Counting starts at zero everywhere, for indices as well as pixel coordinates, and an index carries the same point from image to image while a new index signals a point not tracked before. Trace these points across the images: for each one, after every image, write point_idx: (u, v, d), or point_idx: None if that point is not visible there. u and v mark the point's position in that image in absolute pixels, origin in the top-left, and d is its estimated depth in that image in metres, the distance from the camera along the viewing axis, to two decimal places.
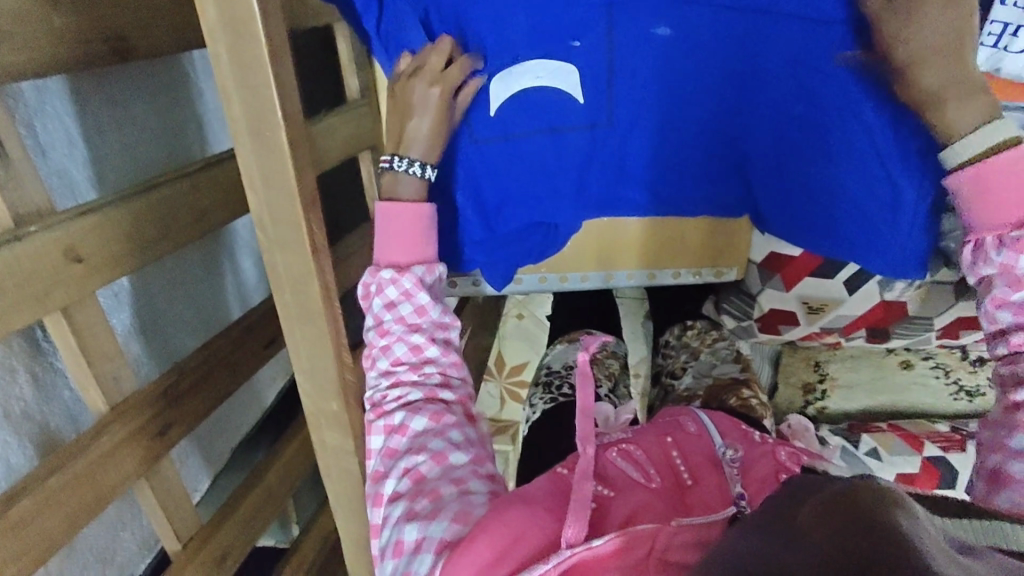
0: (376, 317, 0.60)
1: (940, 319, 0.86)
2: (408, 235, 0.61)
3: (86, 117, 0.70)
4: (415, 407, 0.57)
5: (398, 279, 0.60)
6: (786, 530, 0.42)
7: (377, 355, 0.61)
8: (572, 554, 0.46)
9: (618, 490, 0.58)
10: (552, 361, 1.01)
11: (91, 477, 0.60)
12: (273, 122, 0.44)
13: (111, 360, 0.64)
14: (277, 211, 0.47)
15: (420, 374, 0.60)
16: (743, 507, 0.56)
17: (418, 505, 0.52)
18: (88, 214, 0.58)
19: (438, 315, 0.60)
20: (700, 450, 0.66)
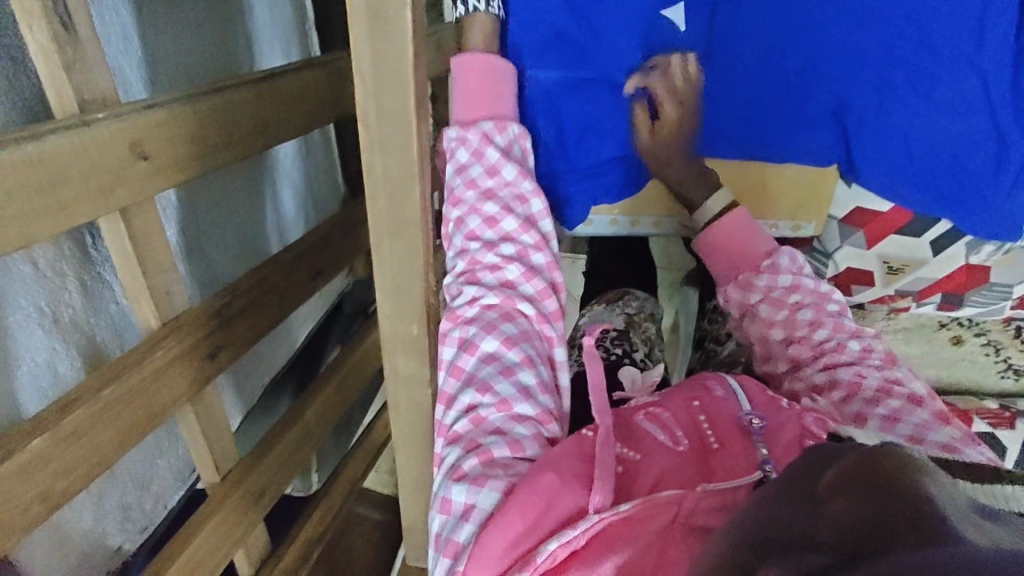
0: (449, 183, 0.60)
1: (1018, 289, 0.89)
2: (481, 88, 0.61)
3: (143, 13, 0.65)
4: (492, 324, 0.55)
5: (467, 138, 0.60)
6: (805, 501, 0.40)
7: (452, 231, 0.60)
8: (598, 521, 0.45)
9: (644, 453, 0.54)
10: (587, 321, 0.99)
11: (142, 394, 0.56)
12: (396, 1, 0.40)
13: (166, 274, 0.60)
14: (386, 106, 0.43)
15: (497, 258, 0.58)
16: (768, 473, 0.50)
17: (467, 464, 0.51)
18: (153, 109, 0.54)
19: (512, 175, 0.60)
20: (726, 412, 0.58)
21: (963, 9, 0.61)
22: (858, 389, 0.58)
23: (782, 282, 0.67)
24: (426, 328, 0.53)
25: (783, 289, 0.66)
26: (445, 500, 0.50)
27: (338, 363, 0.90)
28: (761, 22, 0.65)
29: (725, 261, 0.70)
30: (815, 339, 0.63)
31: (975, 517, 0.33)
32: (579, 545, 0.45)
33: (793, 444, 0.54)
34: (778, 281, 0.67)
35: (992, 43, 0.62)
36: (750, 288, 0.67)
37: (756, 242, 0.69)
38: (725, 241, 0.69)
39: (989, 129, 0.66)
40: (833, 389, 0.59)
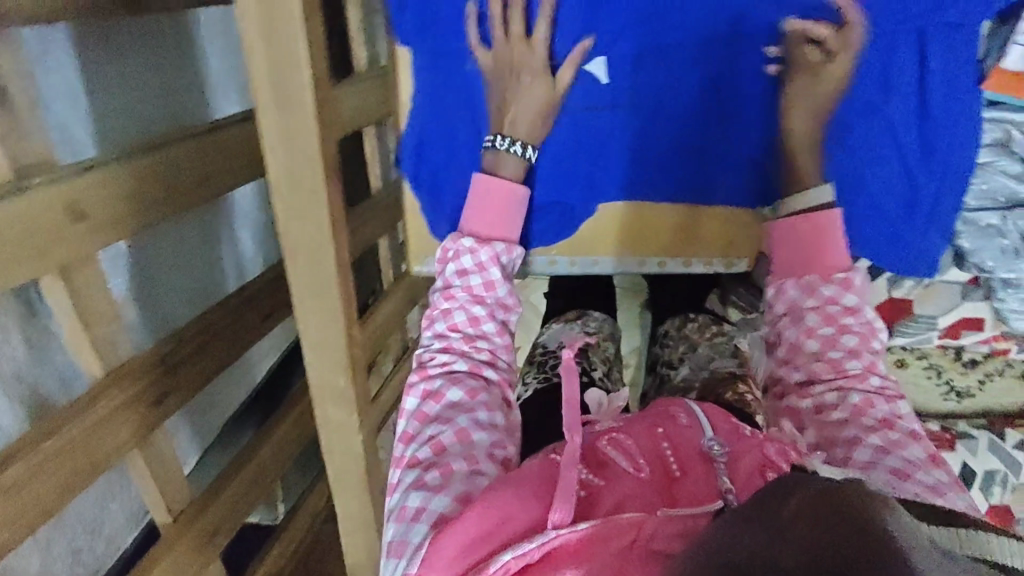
0: (447, 281, 0.67)
1: (944, 318, 0.90)
2: (496, 206, 0.68)
3: (89, 72, 0.67)
4: (456, 379, 0.62)
5: (476, 250, 0.67)
6: (770, 518, 0.41)
7: (436, 318, 0.66)
8: (554, 536, 0.48)
9: (607, 478, 0.57)
10: (547, 338, 1.04)
11: (85, 445, 0.58)
12: (298, 82, 0.43)
13: (109, 325, 0.62)
14: (297, 176, 0.46)
15: (472, 343, 0.65)
16: (729, 502, 0.53)
17: (427, 476, 0.56)
18: (92, 170, 0.56)
19: (503, 293, 0.67)
20: (691, 443, 0.60)
21: (865, 65, 0.66)
22: (865, 410, 0.60)
23: (846, 300, 0.65)
24: (354, 378, 0.55)
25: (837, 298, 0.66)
26: (403, 508, 0.55)
27: (295, 399, 0.92)
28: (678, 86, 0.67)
29: (792, 261, 0.68)
30: (840, 361, 0.63)
31: (939, 556, 0.35)
32: (534, 558, 0.48)
33: (754, 475, 0.55)
34: (843, 299, 0.65)
35: (896, 94, 0.67)
36: (813, 292, 0.66)
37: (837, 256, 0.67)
38: (807, 237, 0.67)
39: (899, 173, 0.70)
40: (837, 408, 0.61)
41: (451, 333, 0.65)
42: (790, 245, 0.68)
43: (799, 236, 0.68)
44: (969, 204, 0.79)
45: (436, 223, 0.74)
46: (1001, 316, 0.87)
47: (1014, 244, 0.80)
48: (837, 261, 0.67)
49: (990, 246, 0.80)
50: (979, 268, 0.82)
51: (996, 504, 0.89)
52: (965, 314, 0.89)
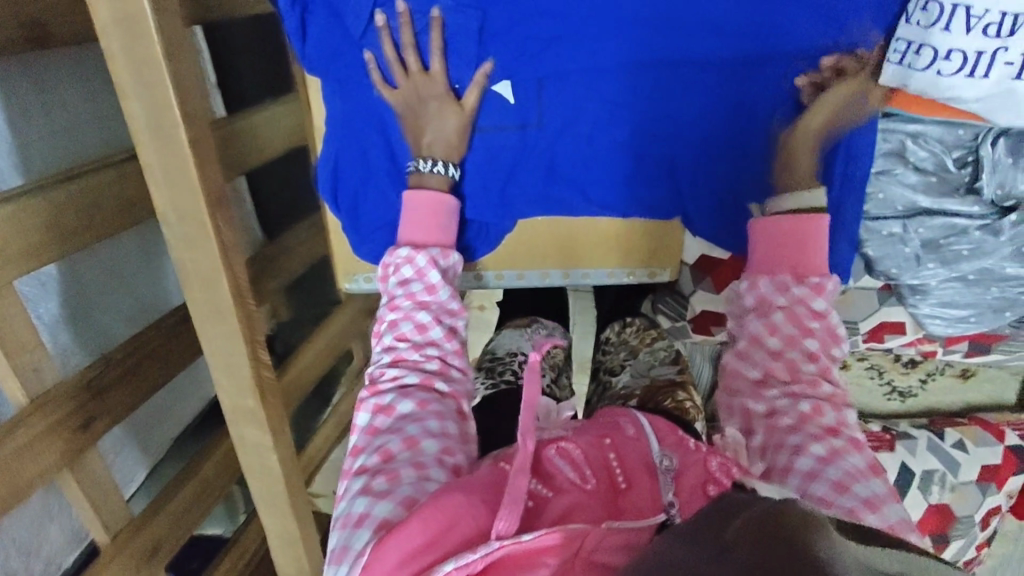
0: (391, 293, 0.66)
1: (865, 322, 0.89)
2: (430, 221, 0.67)
3: (12, 104, 0.68)
4: (407, 391, 0.61)
5: (414, 257, 0.66)
6: (711, 542, 0.42)
7: (384, 331, 0.65)
8: (498, 548, 0.47)
9: (555, 488, 0.55)
10: (496, 345, 1.05)
11: (6, 471, 0.60)
12: (171, 118, 0.44)
13: (32, 352, 0.63)
14: (182, 209, 0.47)
15: (422, 353, 0.63)
16: (670, 517, 0.54)
17: (374, 483, 0.54)
18: (2, 204, 0.57)
19: (446, 299, 0.66)
20: (637, 453, 0.60)
21: (758, 82, 0.66)
22: (812, 418, 0.59)
23: (807, 296, 0.64)
24: (261, 399, 0.57)
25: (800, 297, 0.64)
26: (349, 516, 0.53)
27: None
28: (580, 108, 0.67)
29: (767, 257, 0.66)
30: (794, 364, 0.63)
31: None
32: (477, 568, 0.46)
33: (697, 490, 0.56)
34: (811, 301, 0.64)
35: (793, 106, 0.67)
36: (786, 290, 0.64)
37: (818, 258, 0.65)
38: (786, 235, 0.65)
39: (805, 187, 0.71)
40: (788, 414, 0.60)
41: (399, 345, 0.64)
42: (769, 239, 0.66)
43: (777, 232, 0.65)
44: (869, 213, 0.79)
45: (360, 242, 0.75)
46: (917, 321, 0.87)
47: (916, 252, 0.80)
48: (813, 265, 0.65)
49: (895, 254, 0.81)
50: (888, 276, 0.83)
51: (934, 503, 0.90)
52: (883, 318, 0.88)
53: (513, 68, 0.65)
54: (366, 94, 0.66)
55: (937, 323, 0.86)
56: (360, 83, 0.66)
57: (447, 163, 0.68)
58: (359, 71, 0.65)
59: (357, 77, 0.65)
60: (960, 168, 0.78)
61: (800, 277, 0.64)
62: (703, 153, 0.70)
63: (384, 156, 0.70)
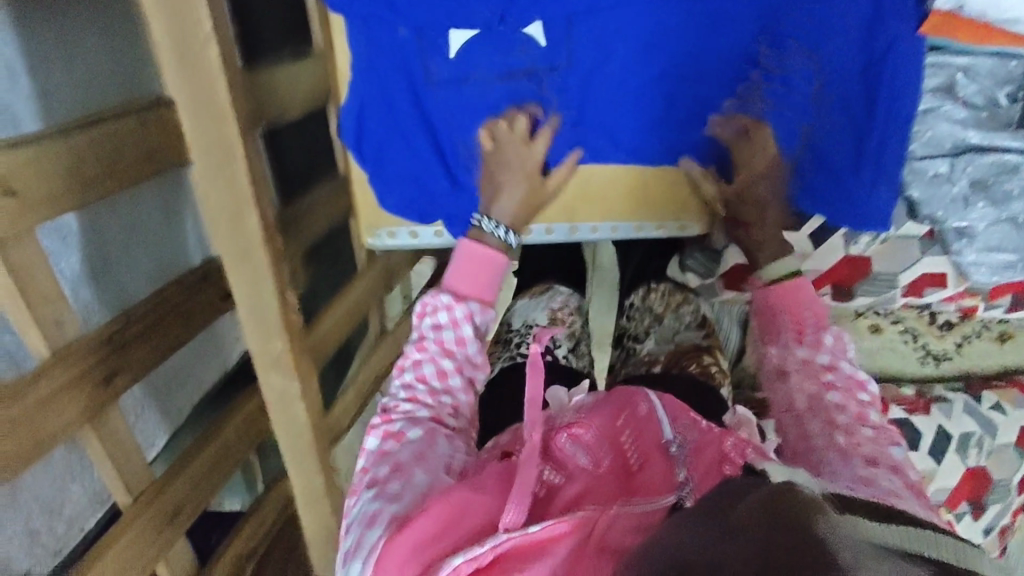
0: (421, 332, 0.68)
1: (904, 276, 0.88)
2: (477, 276, 0.69)
3: (31, 52, 0.67)
4: (416, 422, 0.63)
5: (452, 306, 0.67)
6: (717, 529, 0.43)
7: (406, 367, 0.68)
8: (507, 538, 0.49)
9: (566, 475, 0.58)
10: (514, 316, 1.04)
11: (30, 421, 0.59)
12: (200, 33, 0.43)
13: (53, 304, 0.62)
14: (207, 138, 0.45)
15: (437, 397, 0.66)
16: (681, 499, 0.55)
17: (386, 489, 0.57)
18: (22, 146, 0.56)
19: (472, 352, 0.68)
20: (649, 437, 0.62)
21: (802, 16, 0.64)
22: (851, 446, 0.60)
23: (815, 354, 0.70)
24: (289, 343, 0.55)
25: (809, 348, 0.71)
26: (362, 516, 0.56)
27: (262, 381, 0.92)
28: (614, 45, 0.66)
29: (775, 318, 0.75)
30: (833, 415, 0.64)
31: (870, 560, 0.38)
32: (486, 561, 0.48)
33: (713, 468, 0.58)
34: (815, 358, 0.70)
35: (842, 45, 0.64)
36: (789, 350, 0.72)
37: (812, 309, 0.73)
38: (783, 304, 0.74)
39: (847, 125, 0.67)
40: (828, 441, 0.62)
41: (418, 385, 0.66)
42: (773, 313, 0.75)
43: (775, 303, 0.75)
44: (916, 153, 0.80)
45: (385, 192, 0.76)
46: (961, 270, 0.85)
47: (964, 193, 0.81)
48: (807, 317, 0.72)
49: (941, 196, 0.81)
50: (933, 220, 0.83)
51: (971, 467, 0.88)
52: (926, 270, 0.87)
53: (544, 7, 0.62)
54: (393, 35, 0.65)
55: (980, 272, 0.84)
56: (387, 24, 0.64)
57: (508, 228, 0.70)
58: (384, 11, 0.62)
59: (383, 17, 0.63)
60: (1011, 104, 0.79)
61: (799, 333, 0.72)
62: (739, 92, 0.68)
63: (411, 104, 0.69)
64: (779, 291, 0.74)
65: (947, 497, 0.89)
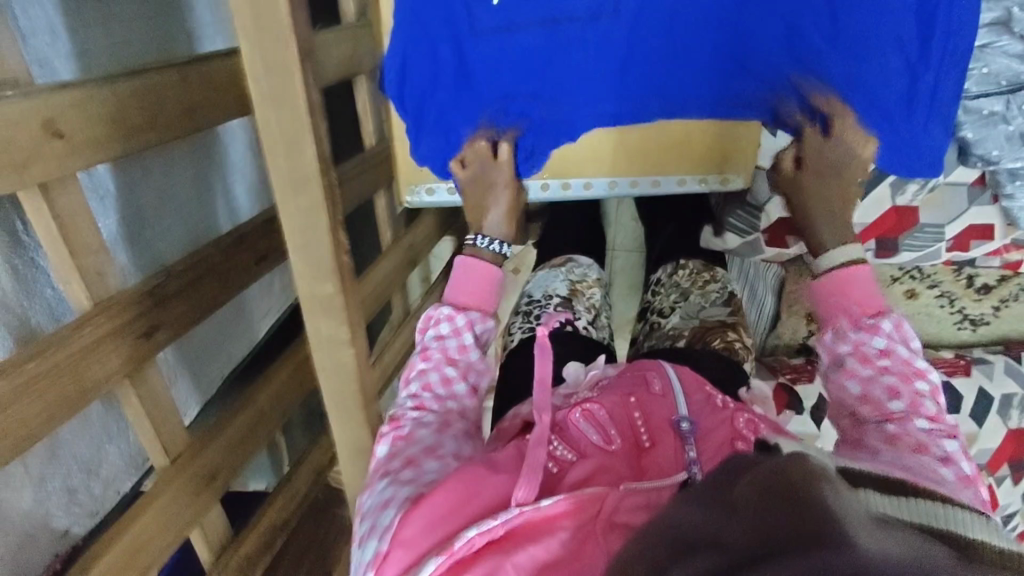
0: (424, 346, 0.68)
1: (951, 228, 0.87)
2: (476, 286, 0.71)
3: (71, 6, 0.66)
4: (425, 423, 0.63)
5: (454, 316, 0.68)
6: (721, 503, 0.42)
7: (411, 379, 0.67)
8: (518, 513, 0.48)
9: (579, 454, 0.58)
10: (533, 288, 1.04)
11: (72, 369, 0.58)
12: None
13: (96, 254, 0.61)
14: (271, 58, 0.45)
15: (444, 402, 0.66)
16: (692, 474, 0.54)
17: (396, 478, 0.57)
18: (68, 88, 0.55)
19: (475, 359, 0.68)
20: (662, 412, 0.62)
21: None
22: (900, 436, 0.60)
23: (875, 343, 0.64)
24: (341, 285, 0.54)
25: (872, 334, 0.64)
26: (376, 501, 0.56)
27: (294, 350, 0.91)
28: None
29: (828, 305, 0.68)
30: (882, 405, 0.62)
31: (873, 531, 0.36)
32: (498, 534, 0.48)
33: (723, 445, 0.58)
34: (871, 342, 0.64)
35: None
36: (843, 338, 0.65)
37: (868, 302, 0.66)
38: (842, 295, 0.67)
39: (901, 66, 0.65)
40: (877, 434, 0.61)
41: (424, 393, 0.66)
42: (834, 303, 0.67)
43: (830, 297, 0.67)
44: (971, 91, 0.74)
45: (417, 138, 0.73)
46: (1010, 217, 0.84)
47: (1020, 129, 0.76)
48: (866, 309, 0.65)
49: (995, 136, 0.76)
50: (986, 161, 0.79)
51: (1012, 428, 0.87)
52: (971, 222, 0.86)
53: None
54: None
55: None
56: None
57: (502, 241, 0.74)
58: None
59: None
60: None
61: (854, 323, 0.65)
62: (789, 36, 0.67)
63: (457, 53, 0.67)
64: (837, 284, 0.67)
65: (990, 458, 0.88)
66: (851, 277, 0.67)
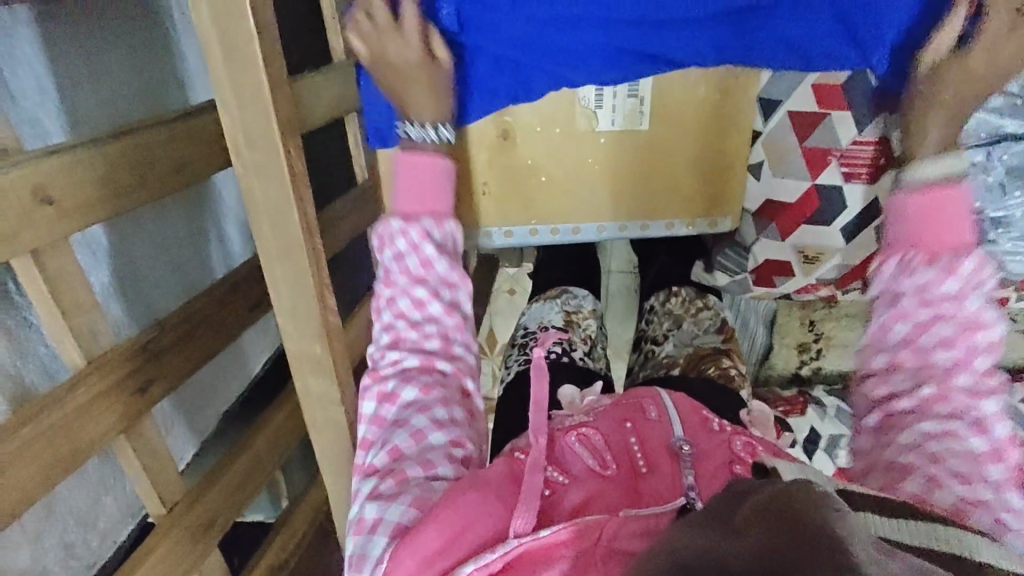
0: (386, 266, 0.61)
1: None
2: (422, 184, 0.62)
3: (59, 66, 0.66)
4: (409, 377, 0.58)
5: (407, 229, 0.60)
6: (721, 529, 0.39)
7: (382, 307, 0.62)
8: (517, 545, 0.47)
9: (570, 477, 0.56)
10: (528, 319, 1.05)
11: (66, 430, 0.58)
12: (246, 33, 0.42)
13: (87, 313, 0.62)
14: (254, 133, 0.45)
15: (422, 332, 0.60)
16: (692, 501, 0.53)
17: (383, 486, 0.53)
18: (55, 155, 0.56)
19: (445, 271, 0.61)
20: (658, 436, 0.62)
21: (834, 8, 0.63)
22: (932, 403, 0.55)
23: (938, 279, 0.56)
24: (328, 347, 0.55)
25: (947, 275, 0.56)
26: (360, 521, 0.52)
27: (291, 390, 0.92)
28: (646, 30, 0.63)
29: (914, 235, 0.58)
30: (927, 350, 0.56)
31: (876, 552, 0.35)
32: (497, 568, 0.46)
33: (722, 469, 0.58)
34: (940, 283, 0.56)
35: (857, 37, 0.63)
36: (910, 269, 0.57)
37: (956, 233, 0.57)
38: (929, 218, 0.57)
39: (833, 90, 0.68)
40: (908, 396, 0.57)
41: (398, 323, 0.61)
42: (902, 225, 0.59)
43: (915, 221, 0.58)
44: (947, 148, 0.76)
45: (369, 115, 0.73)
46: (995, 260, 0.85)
47: (999, 179, 0.78)
48: (950, 240, 0.57)
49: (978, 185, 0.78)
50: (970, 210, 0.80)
51: None
52: None
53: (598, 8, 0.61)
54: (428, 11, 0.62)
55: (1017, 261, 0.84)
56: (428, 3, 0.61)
57: (439, 126, 0.64)
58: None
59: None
60: None
61: (926, 257, 0.57)
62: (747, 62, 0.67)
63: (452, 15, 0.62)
64: (925, 206, 0.57)
65: None
66: (942, 199, 0.57)
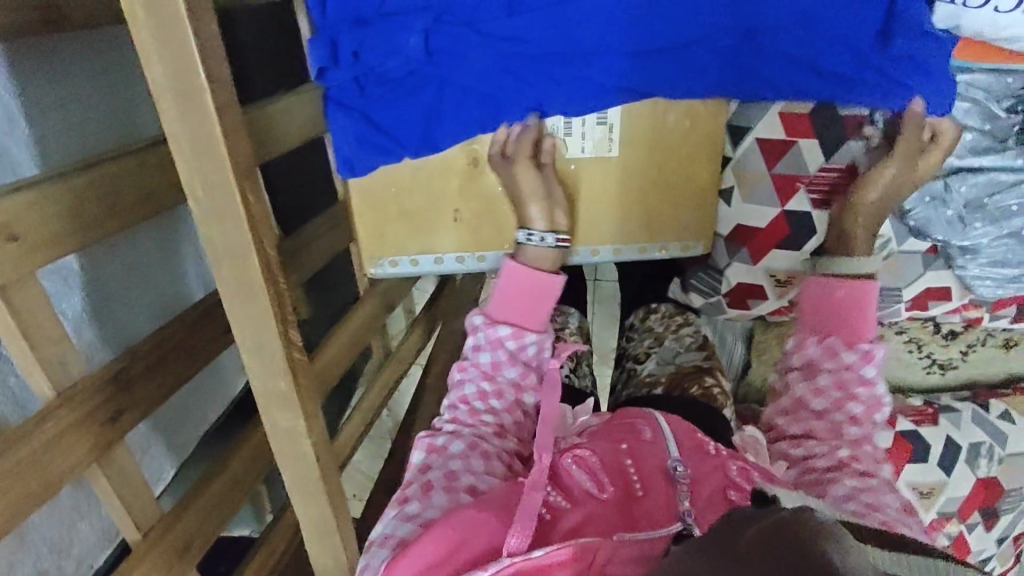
0: (468, 355, 0.75)
1: (908, 292, 0.92)
2: (519, 293, 0.75)
3: (27, 94, 0.66)
4: (457, 436, 0.67)
5: (491, 325, 0.74)
6: (725, 554, 0.40)
7: (455, 388, 0.73)
8: (510, 564, 0.50)
9: (572, 501, 0.58)
10: None
11: (37, 464, 0.58)
12: (197, 84, 0.42)
13: (56, 345, 0.62)
14: (209, 179, 0.45)
15: (479, 413, 0.70)
16: (690, 526, 0.54)
17: (405, 511, 0.60)
18: (20, 191, 0.55)
19: (514, 371, 0.73)
20: (653, 457, 0.63)
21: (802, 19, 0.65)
22: (851, 462, 0.69)
23: (848, 356, 0.74)
24: (293, 383, 0.55)
25: (850, 347, 0.74)
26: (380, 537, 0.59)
27: None
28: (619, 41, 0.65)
29: (818, 317, 0.76)
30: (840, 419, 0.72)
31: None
32: None
33: (718, 493, 0.59)
34: (858, 366, 0.74)
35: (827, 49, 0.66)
36: (832, 351, 0.74)
37: (861, 324, 0.75)
38: (840, 306, 0.75)
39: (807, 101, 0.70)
40: (824, 458, 0.69)
41: (464, 402, 0.72)
42: (825, 310, 0.75)
43: (832, 307, 0.75)
44: None
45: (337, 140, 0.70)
46: (965, 283, 0.90)
47: (960, 214, 0.82)
48: (860, 331, 0.75)
49: (938, 219, 0.83)
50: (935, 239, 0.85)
51: (984, 477, 0.94)
52: (928, 284, 0.91)
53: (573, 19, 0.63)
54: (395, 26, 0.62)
55: (986, 285, 0.89)
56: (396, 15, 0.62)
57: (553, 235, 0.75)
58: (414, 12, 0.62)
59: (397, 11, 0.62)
60: (1010, 115, 0.78)
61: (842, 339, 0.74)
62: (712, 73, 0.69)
63: (421, 43, 0.63)
64: (843, 292, 0.75)
65: (959, 506, 0.94)
66: (861, 291, 0.74)
